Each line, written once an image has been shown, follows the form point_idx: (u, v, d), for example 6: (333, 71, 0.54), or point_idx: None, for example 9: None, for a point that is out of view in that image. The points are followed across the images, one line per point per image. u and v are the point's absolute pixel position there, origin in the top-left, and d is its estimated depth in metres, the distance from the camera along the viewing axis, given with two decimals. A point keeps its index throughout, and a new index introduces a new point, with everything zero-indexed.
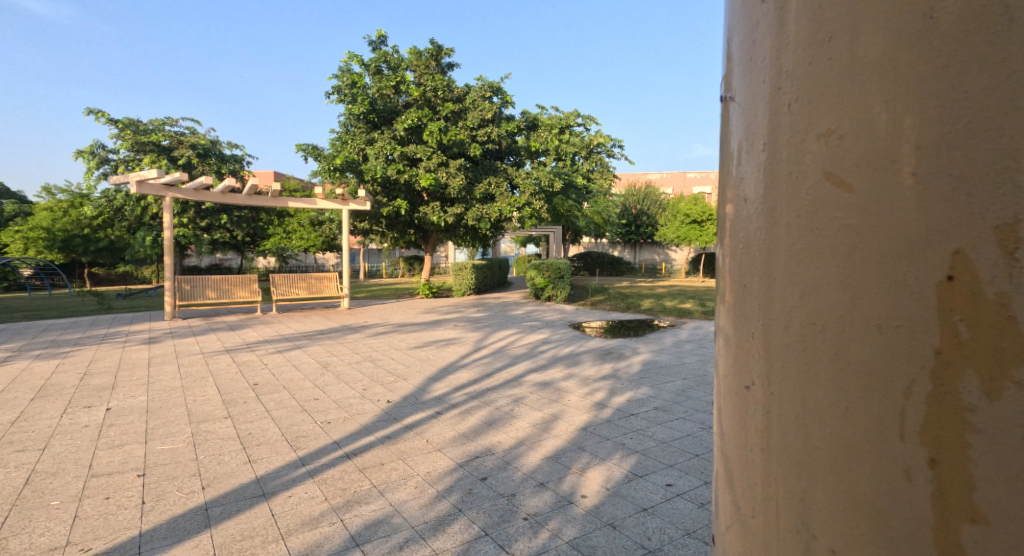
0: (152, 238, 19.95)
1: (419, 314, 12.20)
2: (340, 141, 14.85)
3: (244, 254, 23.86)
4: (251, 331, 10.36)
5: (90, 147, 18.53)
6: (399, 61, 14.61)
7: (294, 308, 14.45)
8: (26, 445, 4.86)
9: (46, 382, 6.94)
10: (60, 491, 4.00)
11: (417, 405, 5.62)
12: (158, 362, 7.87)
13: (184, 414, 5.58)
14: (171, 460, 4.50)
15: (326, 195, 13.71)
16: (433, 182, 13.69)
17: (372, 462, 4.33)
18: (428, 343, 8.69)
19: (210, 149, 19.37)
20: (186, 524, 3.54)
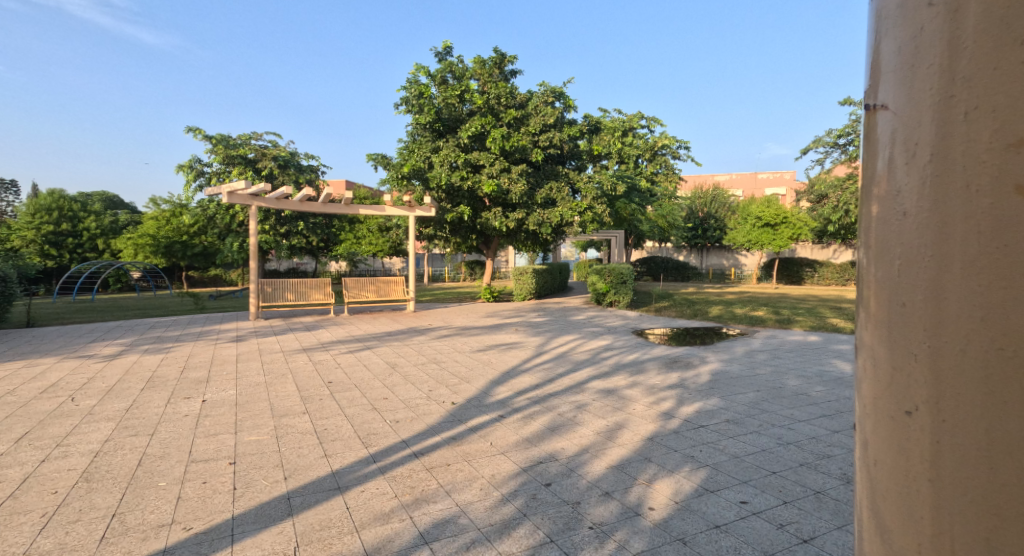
0: (238, 245, 21.18)
1: (482, 318, 12.32)
2: (407, 150, 15.27)
3: (319, 259, 24.95)
4: (325, 332, 10.79)
5: (188, 161, 19.88)
6: (463, 70, 14.84)
7: (364, 309, 14.94)
8: (138, 430, 5.28)
9: (150, 374, 7.49)
10: (166, 473, 4.32)
11: (481, 407, 5.67)
12: (244, 359, 8.33)
13: (268, 408, 5.87)
14: (258, 450, 4.75)
15: (395, 203, 14.11)
16: (495, 189, 13.81)
17: (439, 462, 4.40)
18: (490, 347, 8.76)
19: (289, 161, 20.35)
20: (272, 511, 3.73)
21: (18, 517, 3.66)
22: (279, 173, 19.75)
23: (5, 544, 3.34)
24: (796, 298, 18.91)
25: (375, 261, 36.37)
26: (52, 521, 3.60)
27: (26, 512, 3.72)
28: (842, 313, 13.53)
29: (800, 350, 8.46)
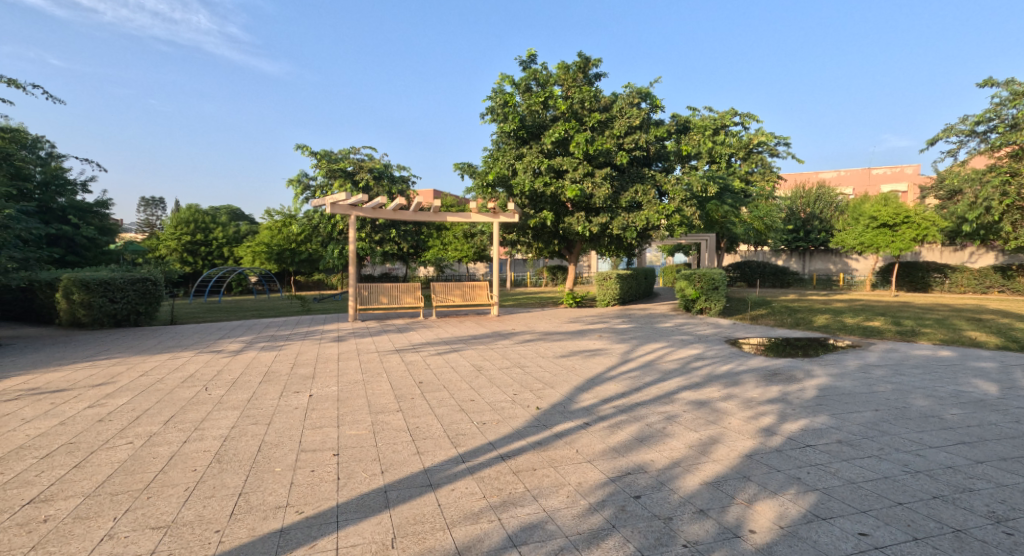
0: (338, 252, 22.37)
1: (565, 324, 12.24)
2: (491, 158, 15.53)
3: (409, 265, 25.85)
4: (415, 334, 11.14)
5: (296, 176, 21.25)
6: (547, 77, 14.88)
7: (451, 313, 15.30)
8: (257, 418, 5.73)
9: (266, 368, 8.10)
10: (281, 460, 4.66)
11: (566, 414, 5.61)
12: (343, 357, 8.76)
13: (366, 404, 6.13)
14: (357, 444, 4.97)
15: (479, 210, 14.33)
16: (578, 193, 13.68)
17: (526, 466, 4.38)
18: (574, 353, 8.68)
19: (383, 172, 21.24)
20: (371, 502, 3.90)
21: (166, 490, 4.18)
22: (374, 185, 20.67)
23: (155, 513, 3.84)
24: (916, 307, 17.28)
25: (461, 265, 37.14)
26: (192, 495, 4.09)
27: (172, 486, 4.24)
28: (979, 326, 12.10)
29: (927, 367, 7.68)
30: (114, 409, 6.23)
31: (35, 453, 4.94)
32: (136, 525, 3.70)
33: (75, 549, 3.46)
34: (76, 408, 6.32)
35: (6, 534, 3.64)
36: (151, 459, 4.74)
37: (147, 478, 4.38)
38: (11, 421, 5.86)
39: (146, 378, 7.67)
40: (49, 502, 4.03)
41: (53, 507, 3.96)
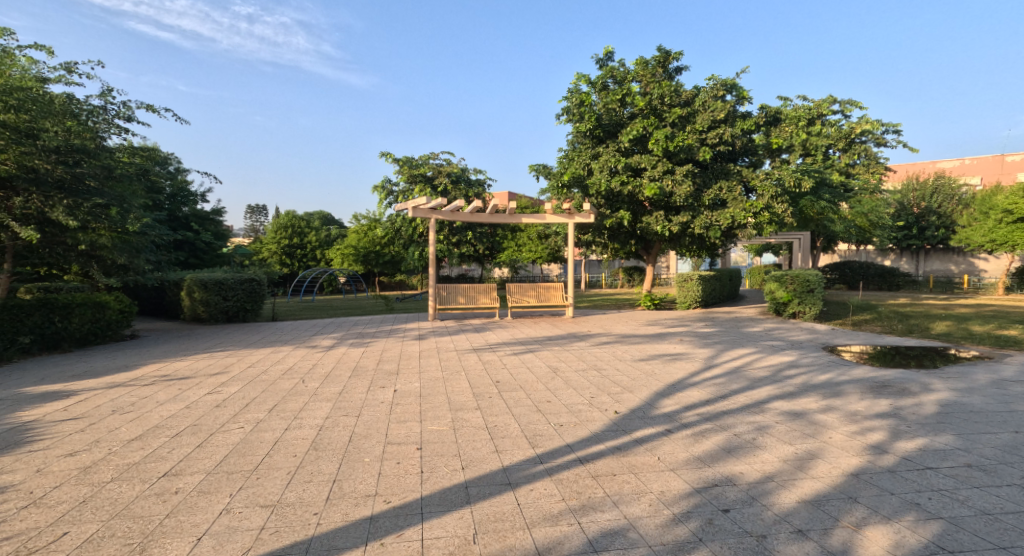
0: (419, 253, 22.97)
1: (643, 327, 11.97)
2: (567, 158, 15.46)
3: (486, 266, 26.18)
4: (492, 334, 11.24)
5: (380, 182, 22.00)
6: (625, 74, 14.63)
7: (527, 314, 15.33)
8: (348, 410, 5.95)
9: (355, 363, 8.45)
10: (370, 450, 4.82)
11: (646, 419, 5.46)
12: (425, 355, 8.98)
13: (446, 401, 6.23)
14: (440, 439, 5.05)
15: (555, 211, 14.27)
16: (657, 192, 13.35)
17: (605, 471, 4.30)
18: (653, 357, 8.45)
19: (460, 176, 21.63)
20: (453, 496, 3.96)
21: (272, 472, 4.42)
22: (452, 188, 21.05)
23: (263, 493, 4.08)
24: None
25: (537, 266, 37.20)
26: (294, 478, 4.31)
27: (276, 469, 4.49)
28: None
29: None
30: (226, 396, 6.70)
31: (166, 432, 5.41)
32: (248, 502, 3.95)
33: (200, 520, 3.74)
34: (196, 393, 6.87)
35: (146, 501, 4.01)
36: (258, 443, 5.05)
37: (255, 461, 4.66)
38: (146, 403, 6.45)
39: (253, 369, 8.22)
40: (179, 476, 4.40)
41: (182, 481, 4.31)
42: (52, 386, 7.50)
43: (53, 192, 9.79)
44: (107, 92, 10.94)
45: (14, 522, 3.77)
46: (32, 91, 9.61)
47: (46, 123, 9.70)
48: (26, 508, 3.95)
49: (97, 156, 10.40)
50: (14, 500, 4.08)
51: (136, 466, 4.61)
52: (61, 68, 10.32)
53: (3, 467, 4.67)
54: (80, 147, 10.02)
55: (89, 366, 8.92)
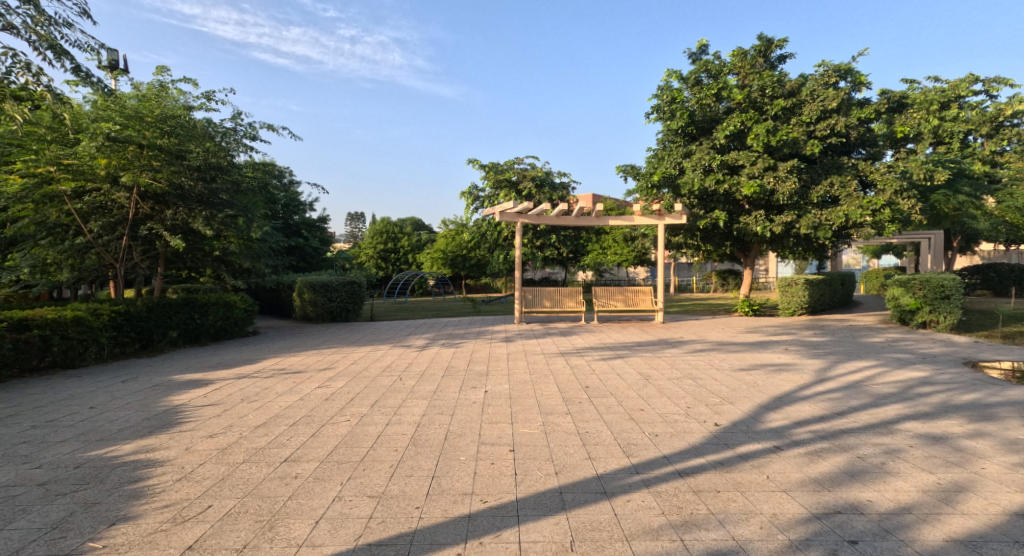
0: (505, 257, 23.17)
1: (741, 334, 11.38)
2: (656, 158, 15.02)
3: (570, 269, 26.02)
4: (579, 338, 11.09)
5: (467, 189, 22.46)
6: (720, 67, 14.03)
7: (614, 319, 15.04)
8: (442, 409, 6.06)
9: (447, 363, 8.62)
10: (465, 449, 4.87)
11: (751, 434, 5.15)
12: (513, 357, 9.00)
13: (536, 405, 6.20)
14: (531, 442, 5.02)
15: (643, 212, 13.94)
16: (757, 191, 12.70)
17: (708, 486, 4.09)
18: (755, 367, 7.99)
19: (544, 180, 21.61)
20: (548, 501, 3.91)
21: (376, 464, 4.58)
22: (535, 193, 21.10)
23: (370, 484, 4.22)
24: None
25: (623, 270, 36.44)
26: (396, 472, 4.43)
27: (381, 462, 4.63)
28: None
29: None
30: (333, 390, 7.03)
31: (285, 421, 5.75)
32: (357, 491, 4.10)
33: (317, 504, 3.92)
34: (308, 386, 7.26)
35: (271, 483, 4.26)
36: (363, 436, 5.24)
37: (361, 452, 4.84)
38: (268, 394, 6.90)
39: (355, 366, 8.59)
40: (297, 463, 4.65)
41: (300, 467, 4.55)
42: (192, 375, 8.23)
43: (195, 206, 10.87)
44: (238, 114, 11.99)
45: (170, 492, 4.14)
46: (182, 118, 10.55)
47: (191, 145, 10.66)
48: (178, 481, 4.33)
49: (228, 173, 11.43)
50: (170, 473, 4.48)
51: (261, 450, 4.93)
52: (202, 96, 11.44)
53: (159, 443, 5.16)
54: (216, 165, 11.03)
55: (222, 358, 9.75)
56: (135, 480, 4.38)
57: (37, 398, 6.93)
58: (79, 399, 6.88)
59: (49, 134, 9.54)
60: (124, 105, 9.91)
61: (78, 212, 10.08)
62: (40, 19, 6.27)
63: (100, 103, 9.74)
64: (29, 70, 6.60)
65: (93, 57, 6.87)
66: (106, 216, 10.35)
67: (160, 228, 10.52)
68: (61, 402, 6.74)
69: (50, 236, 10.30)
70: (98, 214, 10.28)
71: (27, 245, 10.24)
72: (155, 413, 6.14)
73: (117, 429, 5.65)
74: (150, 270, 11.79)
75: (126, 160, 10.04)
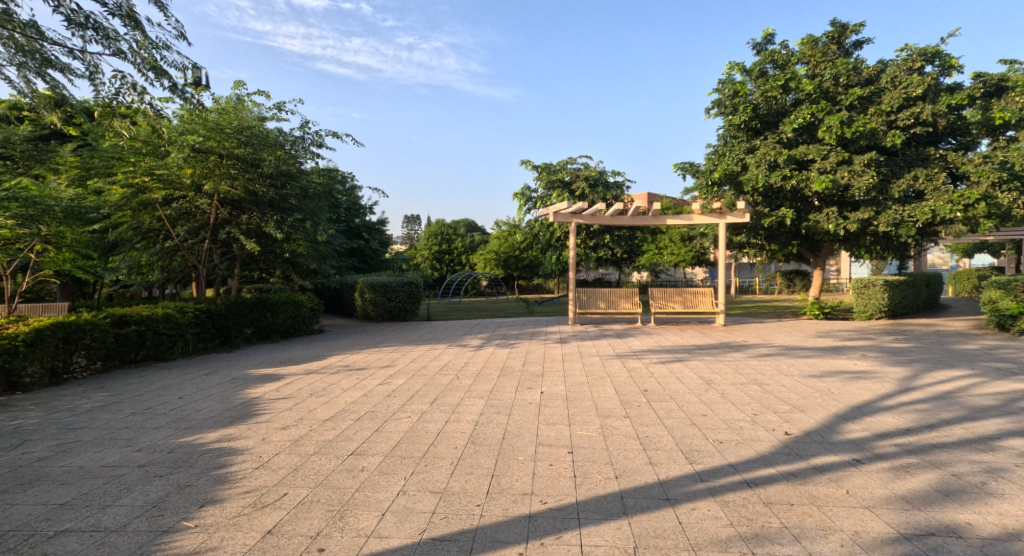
0: (557, 258, 23.04)
1: (812, 338, 10.87)
2: (717, 154, 14.61)
3: (624, 270, 25.65)
4: (636, 340, 10.88)
5: (520, 189, 22.49)
6: (787, 57, 13.51)
7: (671, 321, 14.70)
8: (499, 408, 6.04)
9: (502, 363, 8.63)
10: (523, 449, 4.83)
11: (826, 445, 4.88)
12: (568, 359, 8.91)
13: (593, 407, 6.09)
14: (590, 445, 4.93)
15: (704, 211, 13.58)
16: (830, 186, 12.12)
17: (780, 499, 3.89)
18: (830, 373, 7.59)
19: (598, 180, 21.34)
20: (608, 506, 3.81)
21: (437, 461, 4.60)
22: (589, 193, 20.89)
23: (432, 480, 4.24)
24: None
25: (679, 271, 35.70)
26: (456, 469, 4.43)
27: (441, 458, 4.65)
28: None
29: None
30: (395, 387, 7.14)
31: (351, 415, 5.88)
32: (420, 486, 4.13)
33: (383, 497, 3.97)
34: (371, 383, 7.40)
35: (340, 475, 4.35)
36: (424, 433, 5.29)
37: (423, 449, 4.88)
38: (334, 389, 7.08)
39: (414, 364, 8.72)
40: (363, 456, 4.73)
41: (366, 461, 4.63)
42: (265, 369, 8.57)
43: (268, 211, 11.30)
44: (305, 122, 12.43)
45: (251, 479, 4.30)
46: (257, 127, 10.94)
47: (264, 154, 10.98)
48: (257, 469, 4.49)
49: (297, 179, 11.68)
50: (249, 461, 4.65)
51: (330, 443, 5.06)
52: (274, 108, 11.95)
53: (239, 433, 5.37)
54: (287, 171, 11.35)
55: (292, 354, 10.09)
56: (220, 466, 4.57)
57: (133, 388, 7.37)
58: (169, 389, 7.28)
59: (143, 147, 10.17)
60: (205, 118, 10.36)
61: (167, 218, 10.88)
62: (144, 43, 6.63)
63: (187, 117, 10.20)
64: (135, 91, 7.02)
65: (185, 76, 7.24)
66: (191, 221, 11.12)
67: (236, 232, 11.06)
68: (154, 391, 7.15)
69: (144, 240, 11.17)
70: (185, 220, 11.05)
71: (125, 248, 11.19)
72: (234, 405, 6.42)
73: (202, 418, 5.93)
74: (228, 271, 12.44)
75: (207, 168, 10.56)
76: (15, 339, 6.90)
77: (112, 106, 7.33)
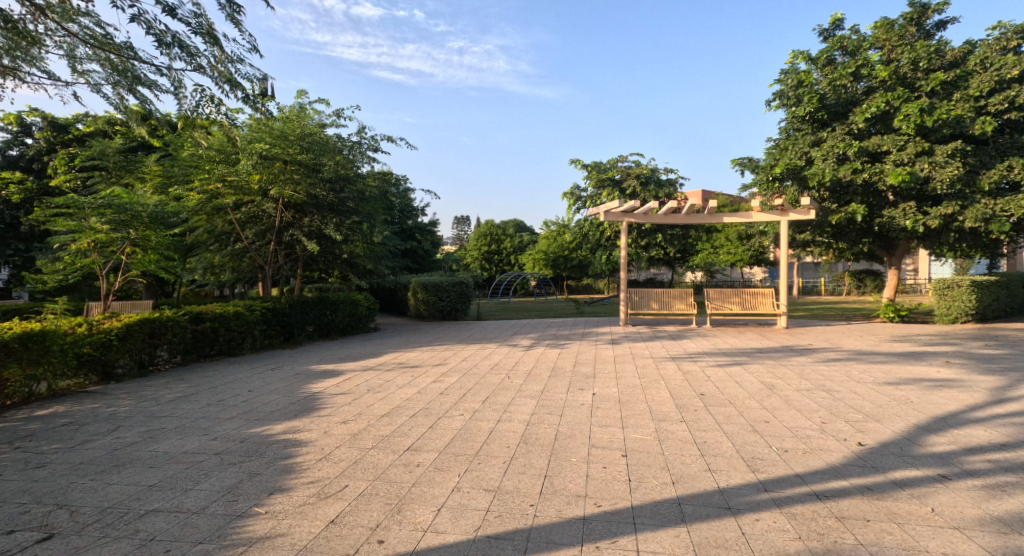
0: (607, 257, 22.78)
1: (885, 343, 10.30)
2: (778, 148, 14.11)
3: (677, 270, 25.11)
4: (691, 342, 10.58)
5: (570, 189, 22.33)
6: (858, 43, 12.93)
7: (728, 323, 14.26)
8: (551, 409, 5.97)
9: (553, 363, 8.55)
10: (575, 451, 4.74)
11: (906, 458, 4.57)
12: (621, 360, 8.74)
13: (647, 410, 5.94)
14: (645, 449, 4.80)
15: (765, 208, 13.09)
16: (908, 179, 11.46)
17: (854, 513, 3.66)
18: (908, 381, 7.14)
19: (650, 177, 20.96)
20: (665, 512, 3.69)
21: (490, 459, 4.58)
22: (641, 191, 20.55)
23: (485, 478, 4.22)
24: None
25: (736, 271, 34.75)
26: (509, 467, 4.40)
27: (494, 457, 4.63)
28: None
29: None
30: (448, 385, 7.18)
31: (406, 412, 5.94)
32: (474, 484, 4.11)
33: (438, 493, 3.97)
34: (425, 380, 7.47)
35: (396, 470, 4.39)
36: (476, 431, 5.28)
37: (475, 447, 4.87)
38: (390, 386, 7.18)
39: (466, 363, 8.76)
40: (418, 452, 4.76)
41: (422, 456, 4.66)
42: (325, 365, 8.80)
43: (327, 214, 11.56)
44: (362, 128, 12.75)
45: (314, 470, 4.39)
46: (317, 134, 11.27)
47: (324, 160, 11.28)
48: (320, 460, 4.58)
49: (353, 182, 11.91)
50: (312, 453, 4.76)
51: (387, 438, 5.11)
52: (333, 115, 12.26)
53: (303, 426, 5.51)
54: (344, 176, 11.61)
55: (350, 352, 10.31)
56: (287, 456, 4.69)
57: (208, 380, 7.70)
58: (239, 383, 7.56)
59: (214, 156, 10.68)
60: (271, 128, 10.78)
61: (238, 221, 11.40)
62: (222, 57, 6.90)
63: (254, 126, 10.59)
64: (213, 103, 7.33)
65: (255, 87, 7.48)
66: (259, 224, 11.61)
67: (299, 234, 11.43)
68: (226, 384, 7.44)
69: (218, 242, 11.66)
70: (253, 223, 11.57)
71: (201, 250, 11.73)
72: (298, 399, 6.60)
73: (270, 410, 6.13)
74: (292, 272, 12.84)
75: (273, 174, 10.93)
76: (109, 333, 7.33)
77: (191, 118, 7.65)
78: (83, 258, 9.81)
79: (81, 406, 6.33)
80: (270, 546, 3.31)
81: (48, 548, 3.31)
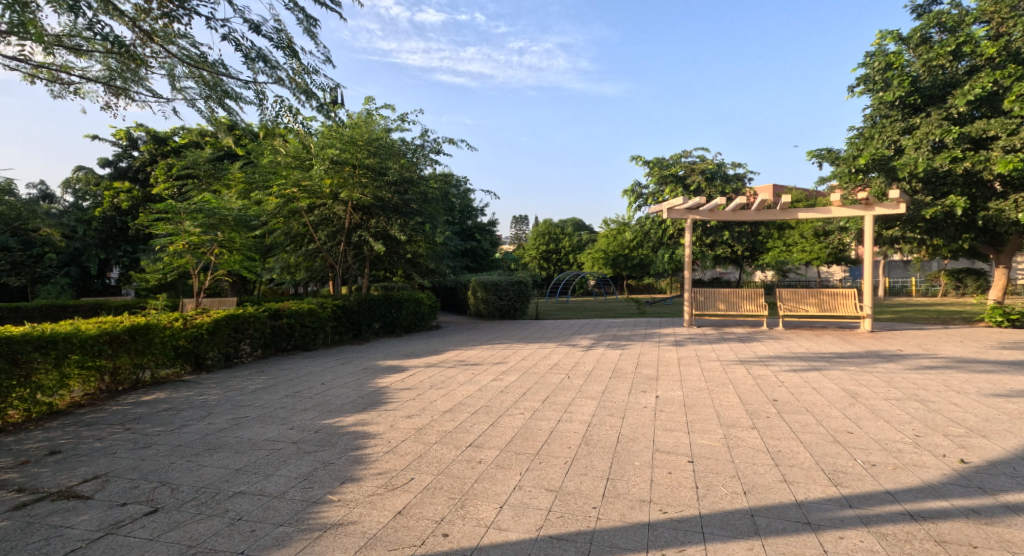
0: (669, 256, 22.20)
1: (988, 349, 9.47)
2: (862, 137, 13.41)
3: (744, 269, 24.21)
4: (763, 345, 10.10)
5: (630, 186, 21.86)
6: (958, 18, 11.98)
7: (802, 324, 13.56)
8: (612, 411, 5.82)
9: (615, 364, 8.36)
10: (638, 455, 4.57)
11: (1018, 479, 4.14)
12: (686, 363, 8.44)
13: (714, 415, 5.69)
14: (713, 456, 4.57)
15: (845, 202, 12.32)
16: (1019, 167, 10.51)
17: (957, 538, 3.34)
18: (1016, 393, 6.50)
19: (716, 172, 20.29)
20: (737, 523, 3.49)
21: (552, 459, 4.48)
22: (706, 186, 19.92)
23: (547, 477, 4.13)
24: None
25: (812, 270, 33.11)
26: (571, 468, 4.29)
27: (556, 457, 4.53)
28: None
29: None
30: (508, 384, 7.13)
31: (468, 409, 5.92)
32: (536, 483, 4.03)
33: (500, 490, 3.92)
34: (486, 378, 7.46)
35: (460, 465, 4.37)
36: (537, 430, 5.19)
37: (537, 446, 4.79)
38: (452, 383, 7.20)
39: (527, 362, 8.70)
40: (481, 449, 4.73)
41: (484, 453, 4.62)
42: (391, 361, 8.95)
43: (393, 216, 11.77)
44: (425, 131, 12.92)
45: (382, 462, 4.44)
46: (385, 137, 11.50)
47: (390, 163, 11.49)
48: (388, 453, 4.63)
49: (417, 184, 12.07)
50: (380, 445, 4.81)
51: (450, 434, 5.11)
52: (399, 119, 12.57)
53: (371, 419, 5.59)
54: (409, 178, 11.80)
55: (414, 348, 10.46)
56: (357, 447, 4.77)
57: (286, 373, 7.98)
58: (313, 376, 7.80)
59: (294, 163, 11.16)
60: (340, 133, 11.04)
61: (311, 224, 11.90)
62: (297, 68, 7.11)
63: (326, 133, 10.86)
64: (291, 112, 7.58)
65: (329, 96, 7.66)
66: (330, 226, 12.06)
67: (367, 235, 11.74)
68: (302, 377, 7.68)
69: (293, 244, 12.20)
70: (324, 224, 12.03)
71: (278, 252, 12.26)
72: (367, 392, 6.73)
73: (341, 403, 6.27)
74: (359, 271, 13.17)
75: (342, 177, 11.22)
76: (201, 327, 7.73)
77: (272, 126, 7.91)
78: (180, 258, 10.29)
79: (178, 393, 6.70)
80: (344, 533, 3.35)
81: (154, 521, 3.48)
